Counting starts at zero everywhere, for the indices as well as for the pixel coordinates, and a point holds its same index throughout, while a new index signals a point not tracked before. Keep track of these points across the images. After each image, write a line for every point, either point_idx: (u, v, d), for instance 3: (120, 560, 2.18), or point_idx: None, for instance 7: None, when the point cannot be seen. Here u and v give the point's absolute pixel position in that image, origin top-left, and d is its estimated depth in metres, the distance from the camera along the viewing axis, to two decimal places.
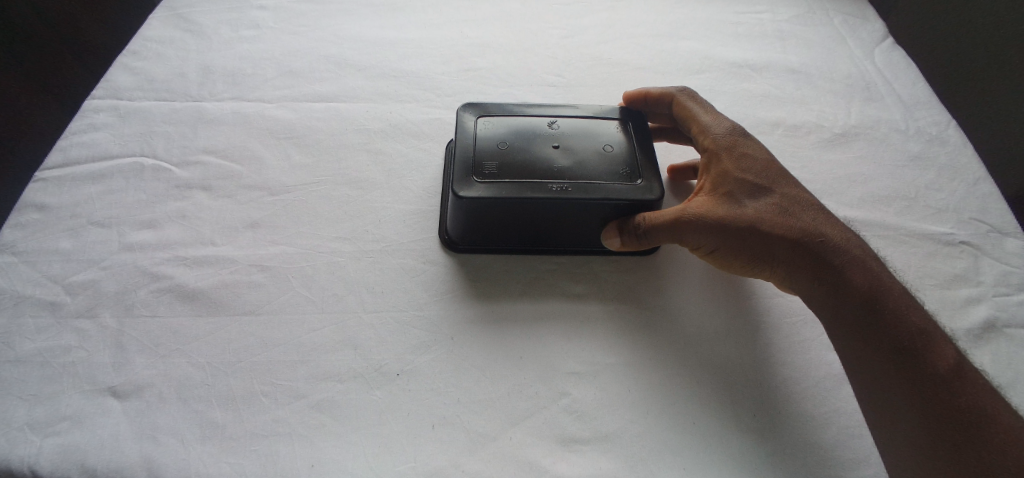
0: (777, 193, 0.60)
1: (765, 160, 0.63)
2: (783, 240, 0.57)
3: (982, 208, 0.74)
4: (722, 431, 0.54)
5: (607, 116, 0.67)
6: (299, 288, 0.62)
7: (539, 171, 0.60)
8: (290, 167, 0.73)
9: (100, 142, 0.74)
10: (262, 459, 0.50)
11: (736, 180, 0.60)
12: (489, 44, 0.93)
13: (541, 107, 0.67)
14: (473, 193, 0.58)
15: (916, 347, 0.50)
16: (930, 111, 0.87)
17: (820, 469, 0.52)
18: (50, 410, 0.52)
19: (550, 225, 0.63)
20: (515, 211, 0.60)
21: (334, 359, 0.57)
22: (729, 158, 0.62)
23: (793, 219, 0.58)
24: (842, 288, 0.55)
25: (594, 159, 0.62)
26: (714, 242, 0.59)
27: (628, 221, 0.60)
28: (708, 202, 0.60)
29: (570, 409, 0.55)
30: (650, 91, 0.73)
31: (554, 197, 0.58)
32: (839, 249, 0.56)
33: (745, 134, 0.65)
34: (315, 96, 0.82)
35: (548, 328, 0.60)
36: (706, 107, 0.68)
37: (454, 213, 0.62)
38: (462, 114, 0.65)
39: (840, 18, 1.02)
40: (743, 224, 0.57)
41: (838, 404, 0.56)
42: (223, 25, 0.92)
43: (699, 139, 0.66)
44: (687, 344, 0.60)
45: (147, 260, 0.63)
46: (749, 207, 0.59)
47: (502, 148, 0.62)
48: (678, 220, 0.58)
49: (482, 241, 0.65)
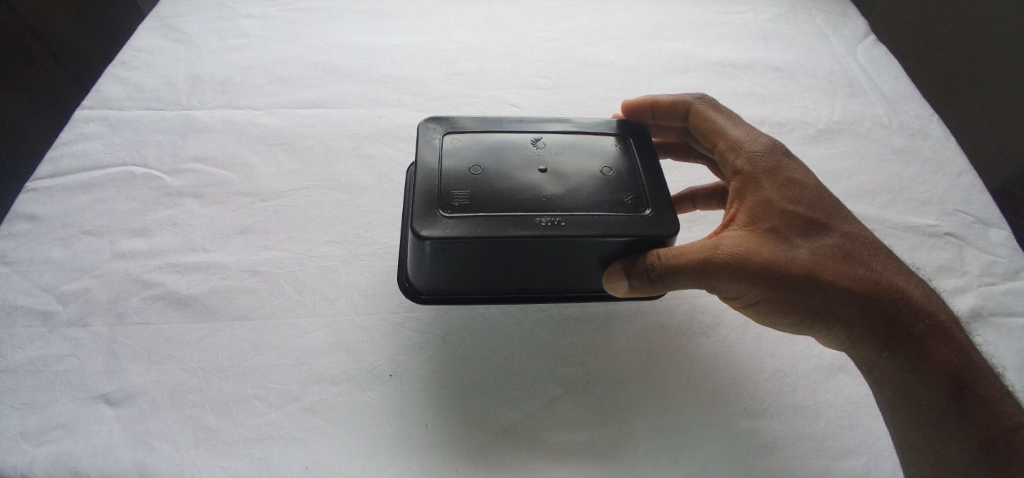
0: (833, 231, 0.52)
1: (816, 188, 0.54)
2: (843, 291, 0.49)
3: (967, 199, 0.76)
4: (712, 425, 0.54)
5: (598, 132, 0.61)
6: (292, 292, 0.62)
7: (521, 202, 0.53)
8: (280, 173, 0.74)
9: (91, 152, 0.74)
10: (256, 463, 0.51)
11: (782, 213, 0.52)
12: (478, 48, 0.94)
13: (525, 124, 0.61)
14: (440, 231, 0.50)
15: (1007, 445, 0.44)
16: (913, 105, 0.88)
17: (810, 458, 0.53)
18: (43, 419, 0.52)
19: (538, 269, 0.55)
20: (496, 253, 0.52)
21: (326, 361, 0.57)
22: (772, 185, 0.54)
23: (856, 265, 0.50)
24: (919, 357, 0.48)
25: (588, 186, 0.55)
26: (753, 290, 0.50)
27: (637, 261, 0.52)
28: (747, 238, 0.51)
29: (567, 421, 0.54)
30: (658, 100, 0.67)
31: (544, 233, 0.50)
32: (914, 308, 0.49)
33: (788, 154, 0.57)
34: (304, 102, 0.83)
35: (535, 326, 0.61)
36: (738, 121, 0.61)
37: (416, 254, 0.54)
38: (427, 129, 0.59)
39: (822, 17, 1.04)
40: (791, 270, 0.49)
41: (828, 394, 0.57)
42: (211, 34, 0.92)
43: (732, 159, 0.58)
44: (675, 340, 0.60)
45: (139, 268, 0.63)
46: (800, 248, 0.50)
47: (475, 173, 0.55)
48: (710, 262, 0.50)
49: (449, 292, 0.59)
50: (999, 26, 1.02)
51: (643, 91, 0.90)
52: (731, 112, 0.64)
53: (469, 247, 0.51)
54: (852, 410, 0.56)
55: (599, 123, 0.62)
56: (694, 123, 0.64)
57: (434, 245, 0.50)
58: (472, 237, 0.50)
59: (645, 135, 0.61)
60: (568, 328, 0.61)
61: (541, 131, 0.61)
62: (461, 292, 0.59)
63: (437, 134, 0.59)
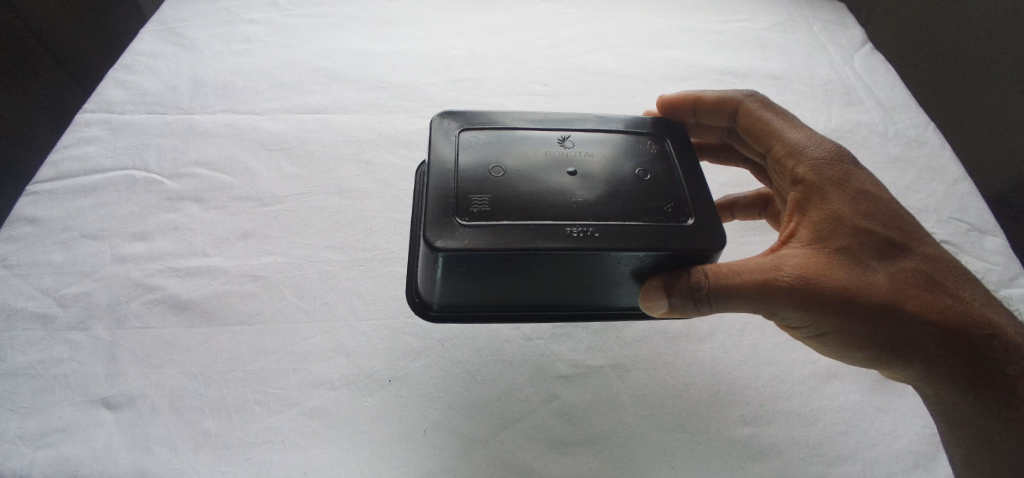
0: (914, 254, 0.48)
1: (892, 203, 0.50)
2: (927, 323, 0.45)
3: (962, 208, 0.76)
4: (704, 424, 0.55)
5: (624, 129, 0.60)
6: (291, 297, 0.62)
7: (548, 210, 0.50)
8: (281, 178, 0.74)
9: (92, 155, 0.74)
10: (254, 467, 0.51)
11: (855, 230, 0.48)
12: (478, 55, 0.95)
13: (548, 120, 0.59)
14: (456, 243, 0.47)
15: None
16: (908, 113, 0.89)
17: (806, 465, 0.53)
18: (43, 422, 0.53)
19: (566, 282, 0.53)
20: (521, 265, 0.50)
21: (324, 366, 0.57)
22: (841, 196, 0.50)
23: (940, 292, 0.46)
24: (1008, 398, 0.45)
25: (623, 190, 0.53)
26: (823, 320, 0.47)
27: (679, 280, 0.49)
28: (815, 257, 0.47)
29: (572, 427, 0.55)
30: (702, 96, 0.65)
31: (576, 245, 0.48)
32: (1007, 346, 0.45)
33: (856, 162, 0.53)
34: (306, 108, 0.83)
35: (540, 332, 0.61)
36: (794, 123, 0.58)
37: (428, 264, 0.52)
38: (441, 124, 0.56)
39: (820, 26, 1.05)
40: (866, 297, 0.45)
41: (824, 401, 0.57)
42: (214, 39, 0.93)
43: (792, 167, 0.54)
44: (671, 344, 0.61)
45: (141, 272, 0.63)
46: (876, 271, 0.46)
47: (496, 175, 0.53)
48: (772, 286, 0.47)
49: (469, 305, 0.56)
50: (987, 21, 0.99)
51: (643, 98, 0.90)
52: (784, 112, 0.60)
53: (490, 258, 0.48)
54: (847, 416, 0.56)
55: (630, 121, 0.60)
56: (743, 122, 0.62)
57: (447, 257, 0.48)
58: (492, 249, 0.47)
59: (681, 136, 0.59)
60: (570, 333, 0.61)
61: (570, 128, 0.59)
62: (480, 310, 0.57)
63: (453, 128, 0.56)
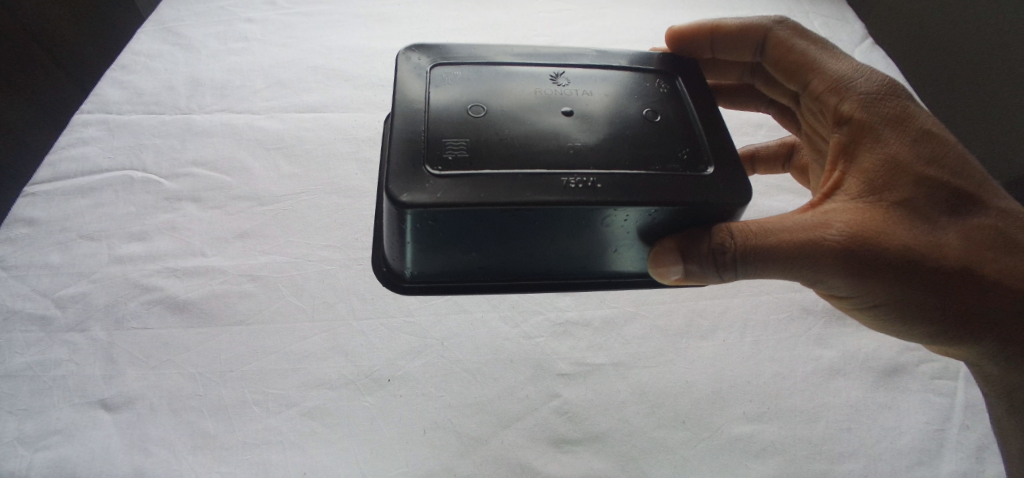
0: (975, 209, 0.47)
1: (952, 150, 0.49)
2: (987, 284, 0.44)
3: None
4: (705, 423, 0.55)
5: (619, 67, 0.59)
6: (289, 296, 0.62)
7: (543, 159, 0.49)
8: (279, 177, 0.74)
9: (90, 156, 0.74)
10: (252, 468, 0.51)
11: (910, 180, 0.46)
12: None
13: (540, 56, 0.59)
14: (424, 196, 0.46)
15: None
16: None
17: (810, 462, 0.53)
18: (40, 425, 0.52)
19: (563, 240, 0.52)
20: (512, 222, 0.48)
21: (324, 366, 0.57)
22: (895, 142, 0.49)
23: (1002, 250, 0.45)
24: None
25: (631, 132, 0.53)
26: (874, 283, 0.46)
27: (699, 245, 0.48)
28: (866, 211, 0.46)
29: (576, 427, 0.54)
30: (724, 25, 0.66)
31: (575, 197, 0.46)
32: None
33: (907, 97, 0.52)
34: (304, 107, 0.83)
35: (540, 331, 0.61)
36: (835, 54, 0.59)
37: (393, 221, 0.50)
38: (410, 61, 0.56)
39: (820, 21, 1.05)
40: (922, 255, 0.44)
41: (826, 397, 0.57)
42: (212, 38, 0.92)
43: (837, 104, 0.54)
44: (670, 339, 0.61)
45: (137, 273, 0.63)
46: (926, 225, 0.45)
47: (475, 114, 0.53)
48: (815, 246, 0.45)
49: (455, 265, 0.55)
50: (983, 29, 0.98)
51: None
52: (812, 49, 0.60)
53: (465, 214, 0.47)
54: (849, 414, 0.56)
55: (632, 59, 0.60)
56: (774, 53, 0.64)
57: (417, 214, 0.46)
58: (467, 203, 0.46)
59: (687, 76, 0.59)
60: (570, 331, 0.61)
61: (565, 64, 0.59)
62: (476, 271, 0.56)
63: (424, 64, 0.57)
